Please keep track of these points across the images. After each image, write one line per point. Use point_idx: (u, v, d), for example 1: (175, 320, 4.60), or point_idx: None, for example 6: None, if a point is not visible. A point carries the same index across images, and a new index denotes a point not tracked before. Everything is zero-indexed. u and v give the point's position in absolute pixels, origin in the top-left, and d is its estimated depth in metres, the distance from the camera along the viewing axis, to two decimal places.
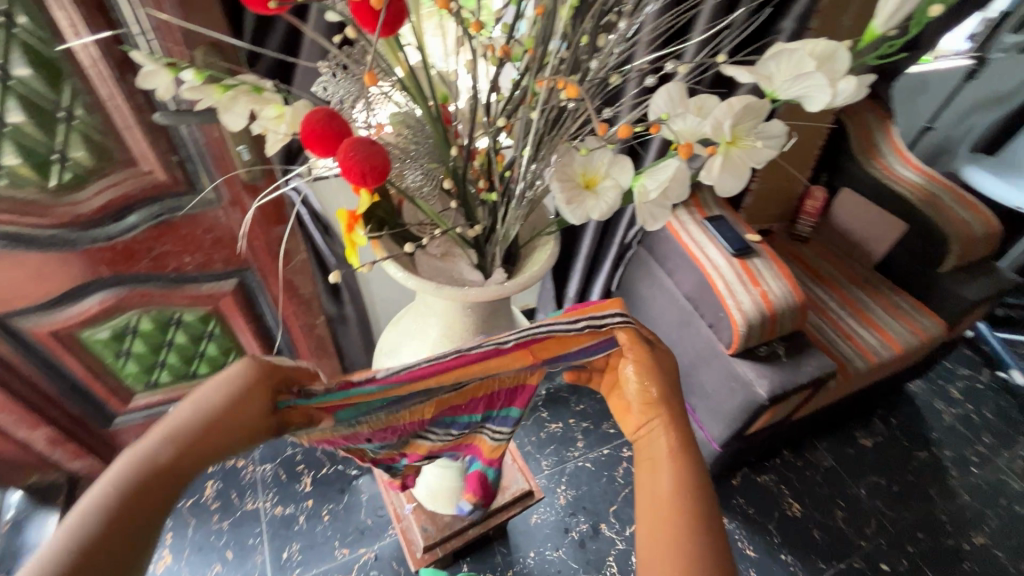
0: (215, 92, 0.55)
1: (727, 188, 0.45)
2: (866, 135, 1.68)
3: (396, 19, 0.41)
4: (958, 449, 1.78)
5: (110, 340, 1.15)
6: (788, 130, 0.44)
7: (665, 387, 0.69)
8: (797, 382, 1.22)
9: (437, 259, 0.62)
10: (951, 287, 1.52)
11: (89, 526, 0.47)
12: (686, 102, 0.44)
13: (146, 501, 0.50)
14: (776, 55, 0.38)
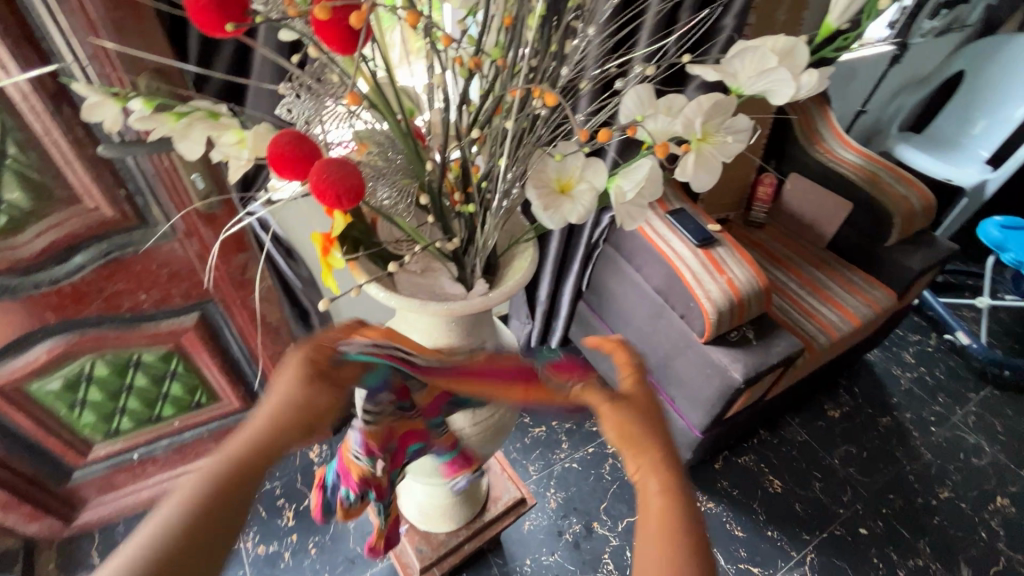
0: (169, 120, 0.53)
1: (702, 184, 0.46)
2: (808, 122, 1.77)
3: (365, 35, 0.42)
4: (917, 411, 1.89)
5: (63, 391, 1.07)
6: (754, 124, 0.45)
7: (640, 417, 0.61)
8: (770, 362, 1.26)
9: (418, 275, 0.61)
10: (898, 259, 1.61)
11: (178, 516, 0.44)
12: (656, 103, 0.45)
13: (234, 488, 0.47)
14: (741, 53, 0.39)
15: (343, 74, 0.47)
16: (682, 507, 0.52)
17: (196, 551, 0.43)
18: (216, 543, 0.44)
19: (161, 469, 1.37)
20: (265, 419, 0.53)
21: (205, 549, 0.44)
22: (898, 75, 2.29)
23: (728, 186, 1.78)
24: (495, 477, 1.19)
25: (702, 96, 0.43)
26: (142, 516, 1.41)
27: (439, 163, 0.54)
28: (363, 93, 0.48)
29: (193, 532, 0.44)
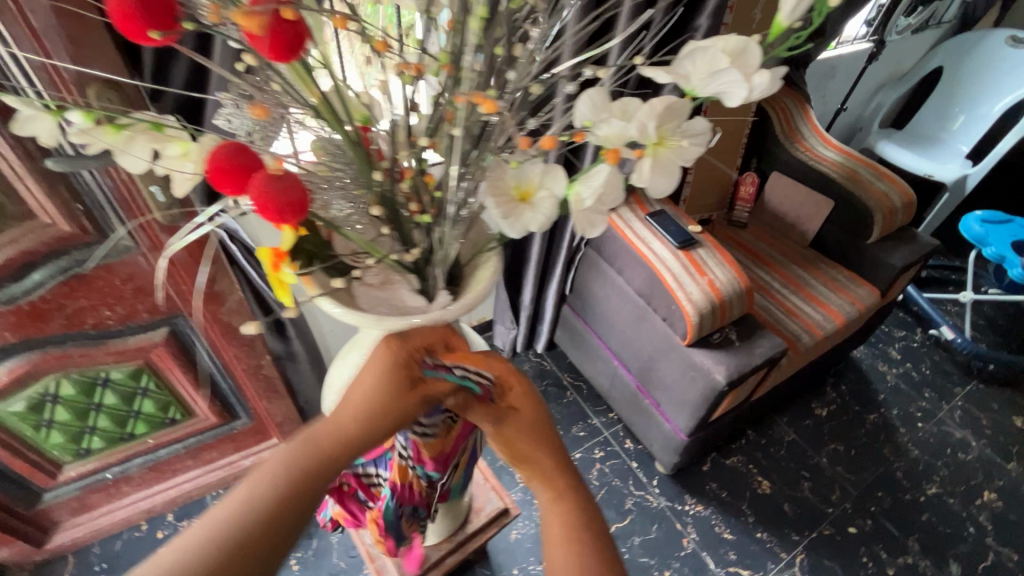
0: (110, 134, 0.50)
1: (659, 190, 0.44)
2: (787, 120, 1.78)
3: (297, 43, 0.40)
4: (904, 407, 1.89)
5: (27, 411, 1.04)
6: (711, 126, 0.44)
7: (526, 438, 0.67)
8: (753, 363, 1.25)
9: (375, 289, 0.59)
10: (880, 256, 1.61)
11: (274, 483, 0.55)
12: (610, 107, 0.43)
13: (315, 471, 0.57)
14: (692, 54, 0.38)
15: (284, 82, 0.45)
16: (578, 514, 0.64)
17: (275, 523, 0.53)
18: (298, 517, 0.55)
19: (137, 488, 1.34)
20: (347, 419, 0.59)
21: (286, 523, 0.54)
22: (876, 73, 2.30)
23: (711, 185, 1.78)
24: (478, 488, 1.17)
25: (656, 99, 0.42)
26: (119, 536, 1.38)
27: (392, 171, 0.52)
28: (307, 103, 0.46)
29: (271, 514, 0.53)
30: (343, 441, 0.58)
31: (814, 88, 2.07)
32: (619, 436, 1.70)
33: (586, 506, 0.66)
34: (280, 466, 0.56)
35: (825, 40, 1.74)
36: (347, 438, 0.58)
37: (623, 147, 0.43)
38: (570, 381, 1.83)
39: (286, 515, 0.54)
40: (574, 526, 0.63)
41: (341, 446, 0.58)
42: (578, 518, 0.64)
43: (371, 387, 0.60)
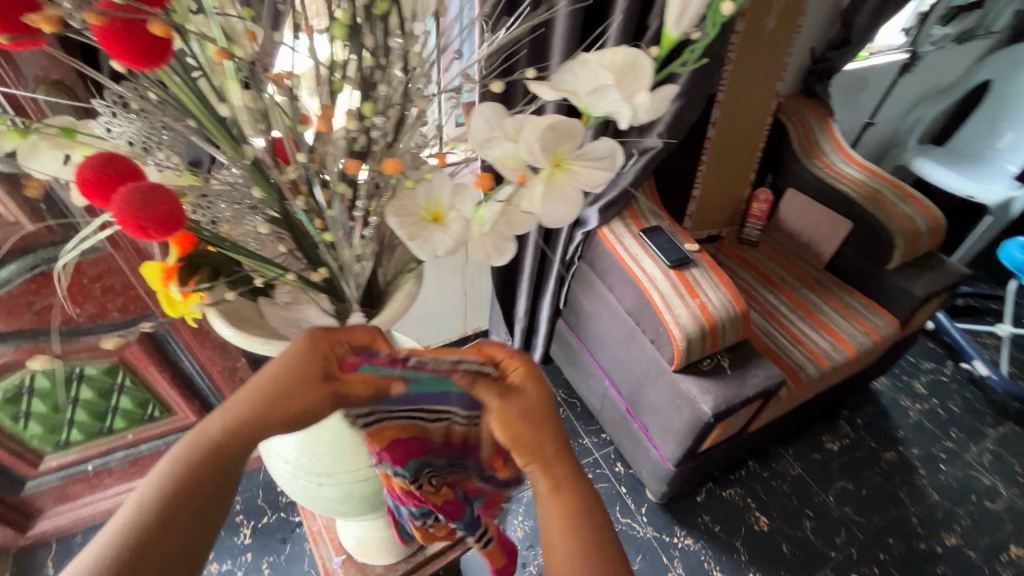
0: (15, 139, 0.47)
1: (554, 218, 0.40)
2: (806, 134, 1.68)
3: (158, 51, 0.36)
4: (926, 446, 1.74)
5: (4, 402, 1.06)
6: (613, 148, 0.39)
7: (528, 424, 0.56)
8: (744, 395, 1.17)
9: (282, 309, 0.55)
10: (900, 284, 1.49)
11: (169, 478, 0.51)
12: (502, 125, 0.38)
13: (211, 468, 0.51)
14: (573, 67, 0.33)
15: (160, 91, 0.42)
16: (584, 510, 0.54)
17: (165, 522, 0.49)
18: (192, 517, 0.50)
19: (118, 480, 1.36)
20: (247, 413, 0.52)
21: (178, 524, 0.49)
22: (915, 86, 2.15)
23: (720, 200, 1.69)
24: None
25: (542, 116, 0.37)
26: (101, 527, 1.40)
27: (289, 190, 0.48)
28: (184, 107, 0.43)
29: (160, 527, 0.48)
30: (243, 441, 0.52)
31: (842, 100, 1.95)
32: (609, 459, 1.63)
33: (594, 504, 0.55)
34: (178, 461, 0.51)
35: (852, 50, 1.63)
36: (247, 436, 0.52)
37: (519, 171, 0.39)
38: (564, 398, 1.77)
39: (177, 515, 0.49)
40: (580, 527, 0.53)
41: (243, 445, 0.53)
42: (585, 513, 0.54)
43: (271, 388, 0.52)
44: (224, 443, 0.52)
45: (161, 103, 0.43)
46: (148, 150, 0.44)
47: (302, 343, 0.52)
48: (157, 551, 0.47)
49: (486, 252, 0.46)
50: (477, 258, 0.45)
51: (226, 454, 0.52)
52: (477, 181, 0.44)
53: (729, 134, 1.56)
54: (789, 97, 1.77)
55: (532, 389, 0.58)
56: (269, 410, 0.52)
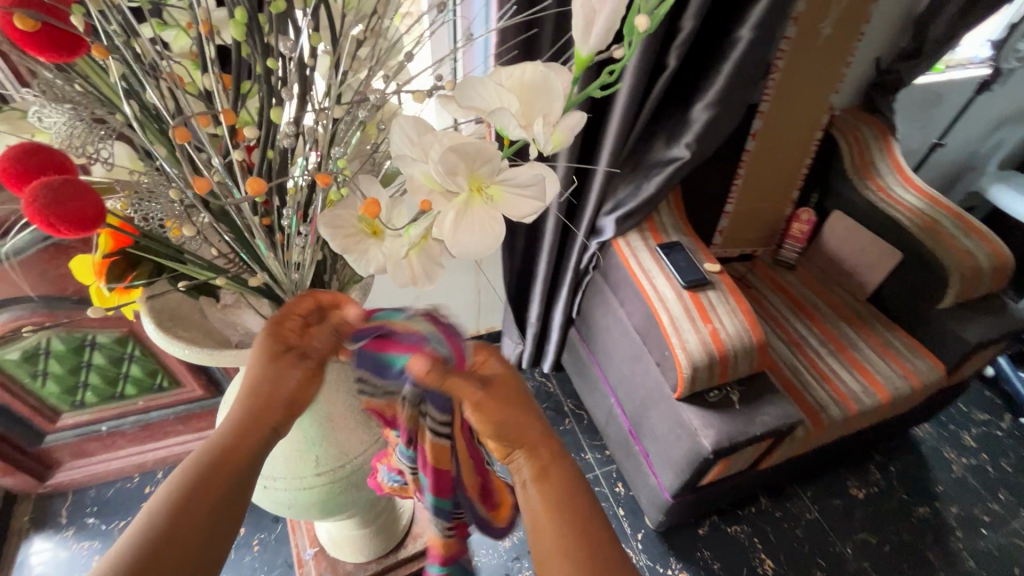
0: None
1: (467, 249, 0.35)
2: (861, 152, 1.54)
3: (68, 44, 0.33)
4: (967, 506, 1.58)
5: (22, 361, 1.12)
6: (540, 176, 0.34)
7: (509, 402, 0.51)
8: (750, 434, 1.09)
9: (221, 309, 0.55)
10: (951, 326, 1.34)
11: (167, 494, 0.42)
12: (421, 141, 0.35)
13: (219, 474, 0.45)
14: (479, 85, 0.29)
15: (85, 85, 0.42)
16: (580, 499, 0.49)
17: (179, 535, 0.40)
18: (208, 524, 0.42)
19: (130, 443, 1.42)
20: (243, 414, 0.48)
21: (192, 535, 0.41)
22: (999, 105, 1.93)
23: (757, 218, 1.57)
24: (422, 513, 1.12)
25: (451, 137, 0.34)
26: (113, 484, 1.48)
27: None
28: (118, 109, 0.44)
29: (162, 549, 0.39)
30: (250, 436, 0.47)
31: (909, 116, 1.78)
32: (610, 477, 1.57)
33: (585, 487, 0.50)
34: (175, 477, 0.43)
35: (923, 63, 1.47)
36: (253, 430, 0.48)
37: (434, 193, 0.34)
38: (571, 408, 1.72)
39: (191, 526, 0.41)
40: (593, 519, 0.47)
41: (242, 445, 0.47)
42: (576, 500, 0.48)
43: (257, 377, 0.49)
44: (226, 447, 0.46)
45: (87, 96, 0.42)
46: (82, 140, 0.41)
47: (268, 328, 0.51)
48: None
49: (412, 274, 0.42)
50: (399, 280, 0.42)
51: (227, 457, 0.46)
52: (364, 208, 0.40)
53: (771, 148, 1.45)
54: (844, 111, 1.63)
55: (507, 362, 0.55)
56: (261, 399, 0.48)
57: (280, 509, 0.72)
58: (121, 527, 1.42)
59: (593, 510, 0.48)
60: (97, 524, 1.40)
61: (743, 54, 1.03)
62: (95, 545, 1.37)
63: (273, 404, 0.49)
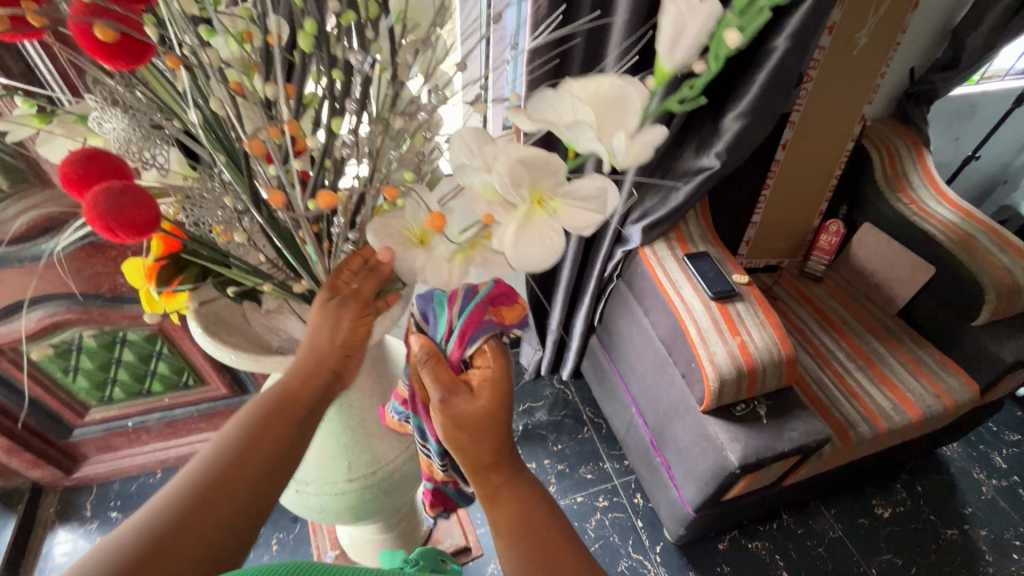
0: (33, 124, 0.48)
1: (527, 261, 0.34)
2: (892, 163, 1.51)
3: (134, 54, 0.33)
4: (997, 529, 1.53)
5: (55, 356, 1.14)
6: (605, 187, 0.33)
7: (485, 422, 0.54)
8: (778, 450, 1.07)
9: (263, 315, 0.55)
10: (986, 345, 1.30)
11: (240, 426, 0.46)
12: (481, 151, 0.34)
13: (285, 412, 0.47)
14: (552, 99, 0.30)
15: (145, 91, 0.43)
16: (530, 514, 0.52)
17: (245, 466, 0.44)
18: (275, 456, 0.45)
19: (154, 439, 1.44)
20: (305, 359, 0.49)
21: (255, 469, 0.44)
22: None
23: (783, 229, 1.56)
24: (444, 520, 1.24)
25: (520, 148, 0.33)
26: (136, 479, 1.50)
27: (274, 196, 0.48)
28: (173, 113, 0.44)
29: (224, 481, 0.43)
30: (311, 381, 0.48)
31: (942, 128, 1.75)
32: (629, 488, 1.55)
33: (537, 503, 0.53)
34: (249, 411, 0.47)
35: (959, 75, 1.44)
36: (319, 374, 0.49)
37: (495, 204, 0.34)
38: (590, 416, 1.71)
39: (259, 461, 0.44)
40: (534, 542, 0.49)
41: (311, 391, 0.48)
42: (524, 516, 0.51)
43: (311, 327, 0.49)
44: (292, 387, 0.48)
45: (148, 103, 0.43)
46: (137, 144, 0.42)
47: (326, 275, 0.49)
48: (217, 508, 0.41)
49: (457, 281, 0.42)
50: (438, 283, 0.42)
51: (293, 402, 0.48)
52: (429, 222, 0.38)
53: (800, 159, 1.43)
54: (875, 122, 1.61)
55: (501, 379, 0.55)
56: (321, 343, 0.48)
57: (309, 511, 0.72)
58: None
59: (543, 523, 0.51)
60: (120, 518, 1.42)
61: (779, 64, 1.02)
62: None
63: (331, 350, 0.49)
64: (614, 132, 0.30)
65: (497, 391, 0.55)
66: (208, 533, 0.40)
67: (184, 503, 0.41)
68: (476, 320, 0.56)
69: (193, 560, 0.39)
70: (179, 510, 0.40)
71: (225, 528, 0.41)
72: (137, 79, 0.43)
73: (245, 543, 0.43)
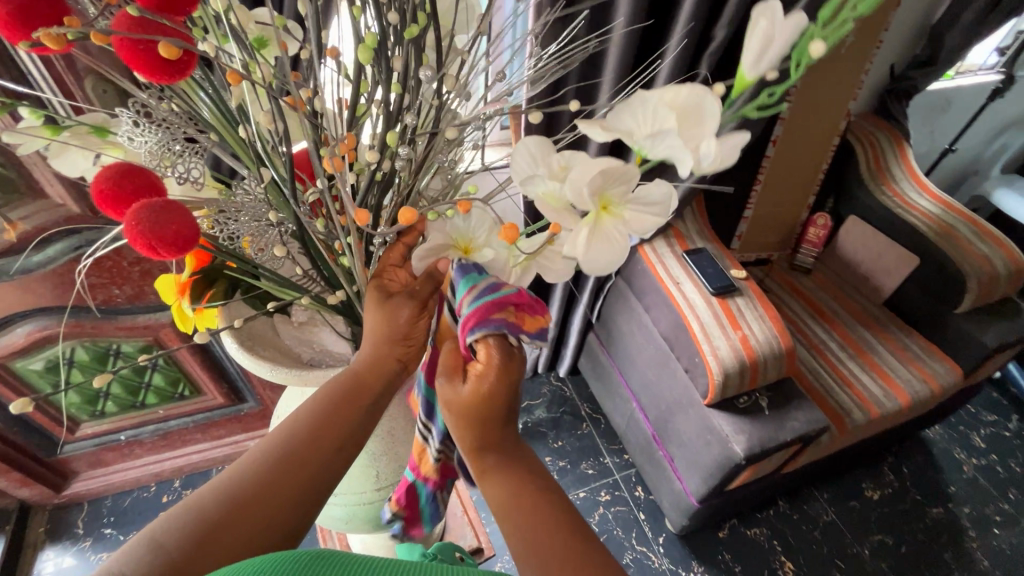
0: (43, 136, 0.43)
1: (597, 265, 0.36)
2: (876, 156, 1.56)
3: (183, 68, 0.32)
4: (979, 506, 1.60)
5: (45, 371, 1.09)
6: (671, 193, 0.34)
7: (485, 412, 0.50)
8: (781, 440, 1.10)
9: (295, 327, 0.63)
10: (969, 331, 1.35)
11: (314, 410, 0.50)
12: (547, 161, 0.35)
13: (354, 401, 0.50)
14: (635, 106, 0.33)
15: (180, 102, 0.43)
16: (531, 491, 0.50)
17: (314, 450, 0.48)
18: (343, 442, 0.49)
19: (147, 452, 1.40)
20: (372, 353, 0.52)
21: (322, 452, 0.48)
22: (1005, 109, 1.96)
23: (773, 223, 1.60)
24: (455, 521, 1.26)
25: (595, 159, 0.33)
26: (130, 493, 1.46)
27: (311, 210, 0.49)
28: (205, 124, 0.44)
29: (292, 465, 0.47)
30: (376, 375, 0.51)
31: (918, 122, 1.81)
32: (629, 482, 1.58)
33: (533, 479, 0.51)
34: (322, 394, 0.51)
35: (937, 71, 1.49)
36: (383, 367, 0.52)
37: (563, 213, 0.35)
38: (588, 412, 1.72)
39: (328, 444, 0.49)
40: (529, 513, 0.48)
41: (376, 385, 0.51)
42: (521, 492, 0.50)
43: (370, 324, 0.51)
44: (360, 379, 0.51)
45: (180, 114, 0.43)
46: (171, 159, 0.42)
47: (370, 281, 0.51)
48: (288, 485, 0.46)
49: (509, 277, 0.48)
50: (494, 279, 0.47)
51: (362, 395, 0.51)
52: (501, 232, 0.39)
53: (789, 156, 1.46)
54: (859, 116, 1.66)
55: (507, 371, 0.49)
56: (386, 340, 0.51)
57: (330, 522, 0.78)
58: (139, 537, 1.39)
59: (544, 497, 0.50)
60: (114, 535, 1.38)
61: None
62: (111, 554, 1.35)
63: (394, 343, 0.51)
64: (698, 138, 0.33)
65: (498, 385, 0.49)
66: (275, 507, 0.45)
67: (258, 478, 0.45)
68: (483, 317, 0.47)
69: (266, 527, 0.44)
70: (254, 481, 0.45)
71: (291, 505, 0.46)
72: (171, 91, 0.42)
73: (310, 517, 0.48)
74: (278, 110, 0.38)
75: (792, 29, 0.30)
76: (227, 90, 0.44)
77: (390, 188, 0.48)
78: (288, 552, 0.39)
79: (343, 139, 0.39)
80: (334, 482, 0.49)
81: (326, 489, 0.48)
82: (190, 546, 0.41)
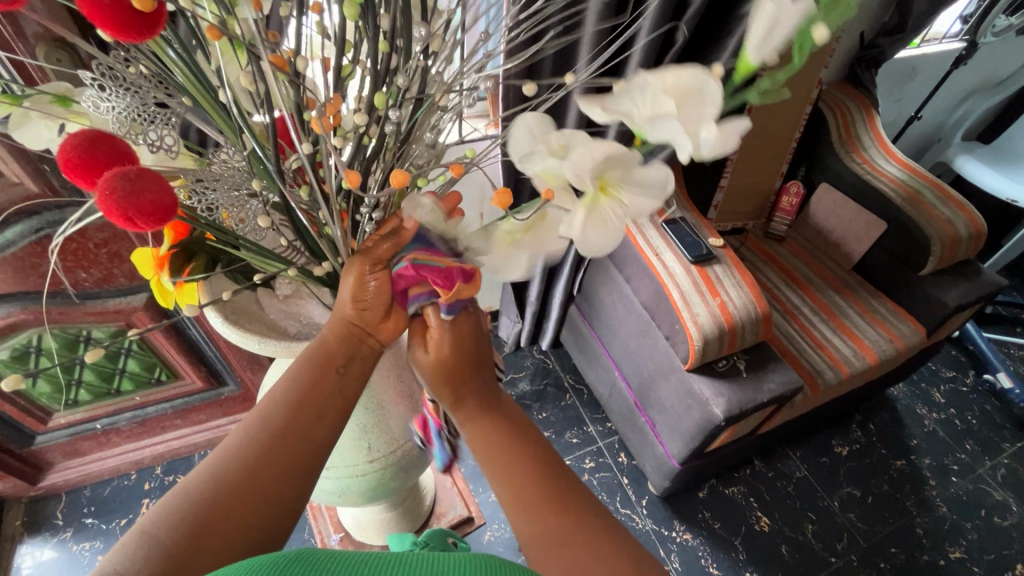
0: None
1: (591, 245, 0.39)
2: (846, 125, 1.59)
3: (151, 27, 0.31)
4: (939, 457, 1.70)
5: (12, 361, 1.05)
6: (667, 178, 0.37)
7: (453, 377, 0.54)
8: (759, 400, 1.14)
9: (281, 301, 0.62)
10: (933, 291, 1.41)
11: (289, 388, 0.49)
12: (546, 139, 0.37)
13: (328, 369, 0.50)
14: (634, 91, 0.35)
15: (152, 65, 0.42)
16: (510, 438, 0.56)
17: (298, 420, 0.48)
18: (324, 416, 0.50)
19: (126, 439, 1.37)
20: (337, 323, 0.51)
21: (304, 425, 0.48)
22: (969, 77, 2.01)
23: (746, 192, 1.63)
24: (446, 494, 1.27)
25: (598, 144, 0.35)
26: (109, 482, 1.43)
27: (292, 180, 0.49)
28: (177, 89, 0.43)
29: (273, 440, 0.47)
30: (345, 343, 0.51)
31: (886, 90, 1.85)
32: (613, 448, 1.62)
33: (514, 424, 0.57)
34: (294, 367, 0.50)
35: (905, 38, 1.51)
36: (354, 337, 0.51)
37: (560, 189, 0.39)
38: (571, 383, 1.75)
39: (309, 417, 0.49)
40: (505, 460, 0.54)
41: (347, 350, 0.51)
42: (496, 433, 0.55)
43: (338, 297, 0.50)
44: (331, 348, 0.51)
45: (149, 77, 0.41)
46: (141, 127, 0.40)
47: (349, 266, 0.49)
48: (276, 460, 0.46)
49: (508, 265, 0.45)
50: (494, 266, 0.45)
51: (334, 365, 0.50)
52: (493, 199, 0.40)
53: (763, 125, 1.48)
54: (829, 85, 1.69)
55: (461, 324, 0.54)
56: (361, 314, 0.51)
57: (325, 496, 0.79)
58: (122, 525, 1.37)
59: (521, 443, 0.55)
60: (97, 524, 1.35)
61: None
62: (93, 544, 1.32)
63: (369, 313, 0.51)
64: (699, 125, 0.35)
65: (458, 344, 0.54)
66: (273, 481, 0.46)
67: (246, 459, 0.46)
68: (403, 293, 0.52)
69: (262, 507, 0.45)
70: (238, 465, 0.45)
71: (279, 482, 0.46)
72: (138, 56, 0.41)
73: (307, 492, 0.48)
74: (258, 71, 0.38)
75: (795, 18, 0.33)
76: (197, 51, 0.43)
77: (376, 157, 0.48)
78: (272, 554, 0.39)
79: (330, 101, 0.39)
80: (324, 458, 0.49)
81: (317, 458, 0.48)
82: (188, 533, 0.42)
